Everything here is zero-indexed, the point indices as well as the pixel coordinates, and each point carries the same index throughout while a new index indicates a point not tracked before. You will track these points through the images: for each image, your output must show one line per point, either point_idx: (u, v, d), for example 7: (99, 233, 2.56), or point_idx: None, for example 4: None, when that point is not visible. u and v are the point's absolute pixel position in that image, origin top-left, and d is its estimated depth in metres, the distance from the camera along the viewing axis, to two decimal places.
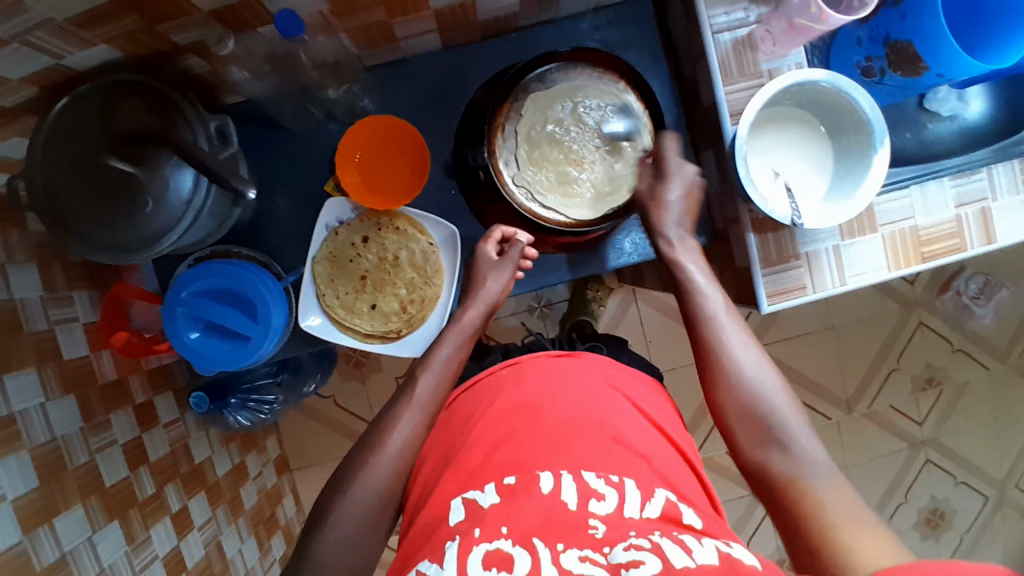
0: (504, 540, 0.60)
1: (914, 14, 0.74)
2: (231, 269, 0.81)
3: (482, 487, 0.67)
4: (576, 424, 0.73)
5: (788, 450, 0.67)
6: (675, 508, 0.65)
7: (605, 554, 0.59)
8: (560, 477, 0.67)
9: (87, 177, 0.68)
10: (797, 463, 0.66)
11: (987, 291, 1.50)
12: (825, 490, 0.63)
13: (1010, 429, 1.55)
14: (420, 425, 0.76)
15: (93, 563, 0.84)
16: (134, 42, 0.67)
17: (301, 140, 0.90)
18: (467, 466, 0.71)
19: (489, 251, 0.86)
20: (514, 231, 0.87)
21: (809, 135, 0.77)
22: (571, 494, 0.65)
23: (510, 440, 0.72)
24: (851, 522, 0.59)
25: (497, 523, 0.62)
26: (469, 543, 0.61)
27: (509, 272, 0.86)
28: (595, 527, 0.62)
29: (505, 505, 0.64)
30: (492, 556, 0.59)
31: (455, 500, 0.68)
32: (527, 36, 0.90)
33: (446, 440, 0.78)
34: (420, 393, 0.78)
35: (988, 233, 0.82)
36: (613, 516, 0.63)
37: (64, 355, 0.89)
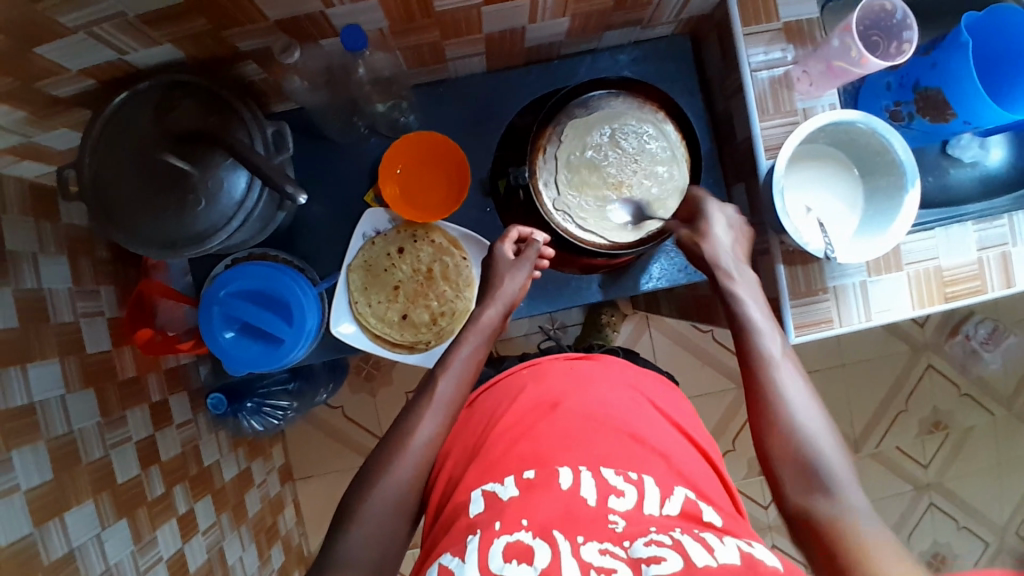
0: (525, 532, 0.60)
1: (942, 64, 0.78)
2: (264, 270, 0.82)
3: (502, 480, 0.68)
4: (597, 420, 0.75)
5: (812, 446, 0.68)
6: (695, 506, 0.67)
7: (625, 547, 0.59)
8: (579, 474, 0.67)
9: (142, 171, 0.70)
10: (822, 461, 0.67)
11: (995, 337, 1.52)
12: (876, 547, 0.58)
13: (1014, 476, 1.56)
14: (442, 426, 0.76)
15: (100, 560, 0.83)
16: (198, 45, 0.70)
17: (342, 150, 0.92)
18: (489, 457, 0.73)
19: (506, 250, 0.86)
20: (532, 231, 0.87)
21: (842, 173, 0.79)
22: (591, 490, 0.65)
23: (529, 434, 0.73)
24: (870, 521, 0.61)
25: (516, 516, 0.62)
26: (489, 536, 0.61)
27: (527, 272, 0.84)
28: (615, 522, 0.62)
29: (525, 499, 0.65)
30: (512, 548, 0.59)
31: (476, 492, 0.69)
32: (568, 65, 0.93)
33: (468, 437, 0.79)
34: (441, 393, 0.78)
35: (1008, 277, 0.85)
36: (633, 512, 0.64)
37: (87, 349, 0.90)
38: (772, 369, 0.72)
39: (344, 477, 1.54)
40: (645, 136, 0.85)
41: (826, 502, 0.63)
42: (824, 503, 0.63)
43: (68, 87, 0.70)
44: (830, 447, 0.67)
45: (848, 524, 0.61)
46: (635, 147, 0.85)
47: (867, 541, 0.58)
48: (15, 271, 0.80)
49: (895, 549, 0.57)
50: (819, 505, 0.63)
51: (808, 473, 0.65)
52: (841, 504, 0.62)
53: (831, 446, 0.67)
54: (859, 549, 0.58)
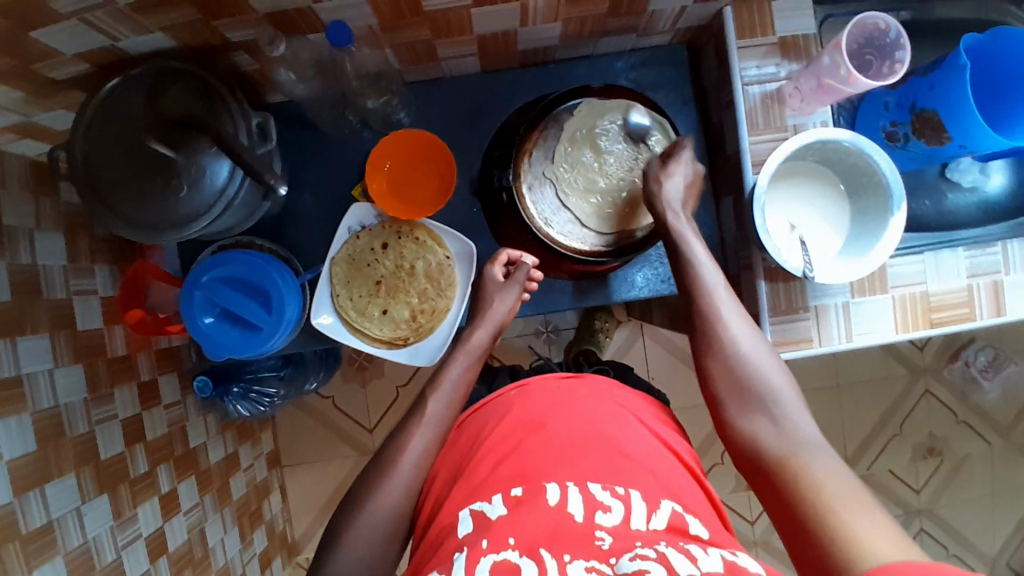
0: (512, 550, 0.61)
1: (941, 86, 0.76)
2: (248, 259, 0.83)
3: (490, 499, 0.68)
4: (583, 438, 0.74)
5: (780, 425, 0.69)
6: (681, 519, 0.67)
7: (612, 564, 0.60)
8: (566, 489, 0.67)
9: (129, 155, 0.72)
10: (790, 441, 0.68)
11: (995, 365, 1.49)
12: (817, 470, 0.64)
13: (1010, 509, 1.52)
14: (431, 443, 0.78)
15: (78, 533, 0.85)
16: (189, 34, 0.71)
17: (335, 144, 0.93)
18: (475, 478, 0.72)
19: (496, 273, 0.88)
20: (520, 253, 0.89)
21: (828, 191, 0.78)
22: (578, 507, 0.66)
23: (516, 452, 0.73)
24: (841, 492, 0.61)
25: (504, 534, 0.63)
26: (477, 554, 0.61)
27: (516, 294, 0.87)
28: (601, 539, 0.63)
29: (511, 516, 0.65)
30: (499, 566, 0.59)
31: (464, 511, 0.69)
32: (563, 69, 0.93)
33: (459, 454, 0.79)
34: (431, 414, 0.80)
35: (998, 306, 0.83)
36: (619, 527, 0.64)
37: (78, 326, 0.92)
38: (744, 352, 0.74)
39: (332, 467, 1.55)
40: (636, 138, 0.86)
41: (773, 430, 0.69)
42: (771, 433, 0.69)
43: (64, 71, 0.72)
44: (771, 372, 0.73)
45: (793, 449, 0.67)
46: (621, 152, 0.86)
47: (808, 464, 0.64)
48: (10, 246, 0.82)
49: (838, 472, 0.63)
50: (767, 438, 0.69)
51: (756, 403, 0.71)
52: (785, 430, 0.69)
53: (774, 373, 0.73)
54: (803, 475, 0.63)
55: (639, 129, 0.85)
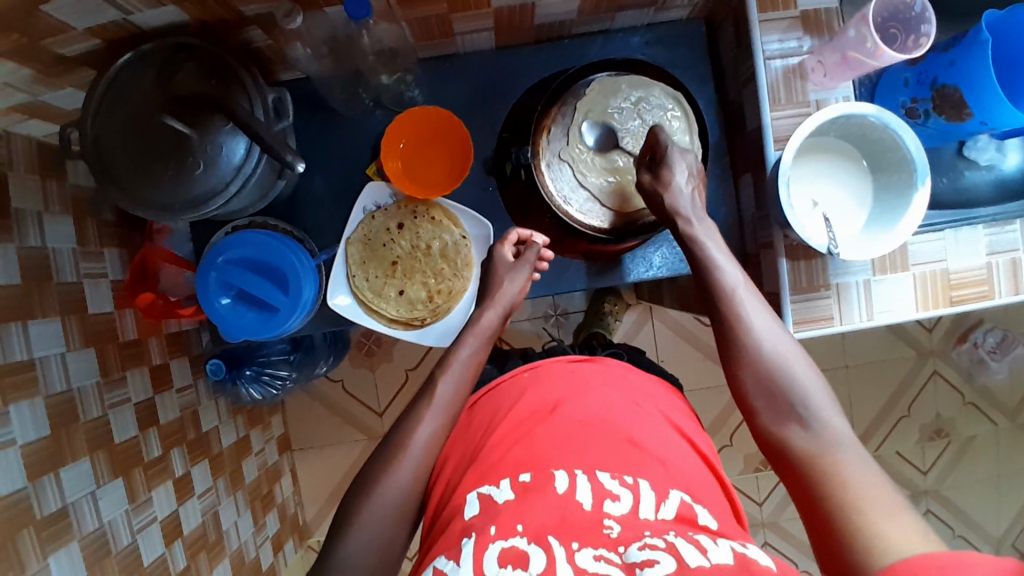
0: (519, 538, 0.61)
1: (962, 62, 0.76)
2: (263, 239, 0.82)
3: (497, 482, 0.69)
4: (592, 425, 0.74)
5: (809, 426, 0.68)
6: (690, 510, 0.67)
7: (620, 553, 0.60)
8: (575, 477, 0.68)
9: (142, 132, 0.71)
10: (821, 440, 0.67)
11: (1003, 347, 1.49)
12: (847, 467, 0.63)
13: (1014, 489, 1.54)
14: (441, 427, 0.78)
15: (93, 518, 0.85)
16: (201, 9, 0.70)
17: (347, 122, 0.92)
18: (485, 462, 0.72)
19: (506, 253, 0.87)
20: (531, 233, 0.88)
21: (851, 168, 0.78)
22: (586, 494, 0.66)
23: (526, 438, 0.73)
24: (872, 496, 0.60)
25: (512, 521, 0.63)
26: (485, 541, 0.62)
27: (526, 274, 0.86)
28: (610, 527, 0.63)
29: (519, 502, 0.65)
30: (507, 553, 0.60)
31: (472, 494, 0.69)
32: (578, 46, 0.91)
33: (469, 439, 0.79)
34: (440, 396, 0.79)
35: (1016, 284, 0.83)
36: (627, 516, 0.64)
37: (89, 310, 0.91)
38: (767, 355, 0.72)
39: (342, 451, 1.55)
40: (654, 112, 0.84)
41: (804, 433, 0.68)
42: (802, 436, 0.68)
43: (72, 47, 0.70)
44: (800, 372, 0.71)
45: (824, 451, 0.66)
46: (638, 129, 0.84)
47: (838, 464, 0.64)
48: (19, 229, 0.81)
49: (869, 471, 0.63)
50: (798, 441, 0.68)
51: (784, 411, 0.70)
52: (814, 431, 0.68)
53: (803, 374, 0.71)
54: (832, 475, 0.63)
55: (655, 106, 0.83)
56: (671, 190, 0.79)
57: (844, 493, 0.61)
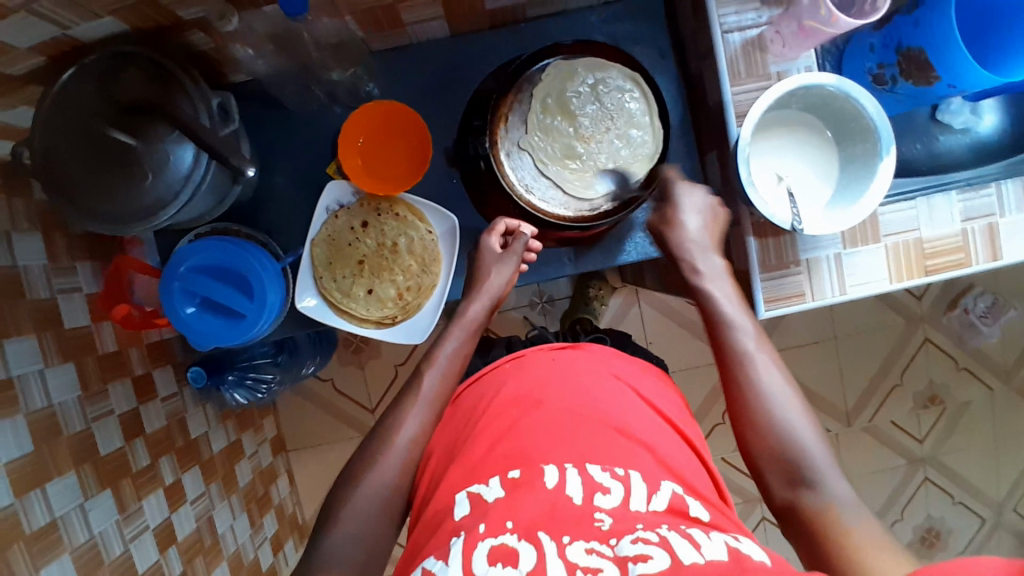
0: (509, 535, 0.60)
1: (925, 22, 0.73)
2: (227, 246, 0.81)
3: (487, 481, 0.67)
4: (581, 415, 0.73)
5: (817, 488, 0.66)
6: (682, 501, 0.65)
7: (612, 546, 0.58)
8: (564, 471, 0.67)
9: (87, 145, 0.69)
10: (829, 501, 0.65)
11: (995, 310, 1.47)
12: (855, 528, 0.62)
13: (1012, 453, 1.53)
14: (426, 422, 0.77)
15: (83, 530, 0.85)
16: (140, 15, 0.68)
17: (306, 121, 0.91)
18: (471, 458, 0.71)
19: (493, 243, 0.86)
20: (518, 223, 0.87)
21: (816, 141, 0.76)
22: (576, 488, 0.65)
23: (512, 432, 0.72)
24: (878, 552, 0.58)
25: (502, 518, 0.62)
26: (473, 539, 0.60)
27: (513, 265, 0.85)
28: (601, 520, 0.61)
29: (509, 499, 0.64)
30: (497, 551, 0.58)
31: (461, 494, 0.68)
32: (536, 28, 0.89)
33: (454, 435, 0.78)
34: (425, 390, 0.79)
35: (994, 249, 0.81)
36: (619, 509, 0.63)
37: (64, 325, 0.90)
38: (776, 414, 0.71)
39: (337, 449, 1.55)
40: (610, 92, 0.82)
41: (811, 491, 0.66)
42: (811, 494, 0.66)
43: (18, 66, 0.69)
44: (809, 437, 0.70)
45: (831, 511, 0.64)
46: (597, 113, 0.82)
47: (846, 526, 0.62)
48: None
49: (878, 533, 0.61)
50: (807, 498, 0.66)
51: (789, 469, 0.68)
52: (822, 493, 0.66)
53: (809, 433, 0.70)
54: (841, 535, 0.62)
55: (613, 87, 0.82)
56: (676, 228, 0.82)
57: (853, 553, 0.59)
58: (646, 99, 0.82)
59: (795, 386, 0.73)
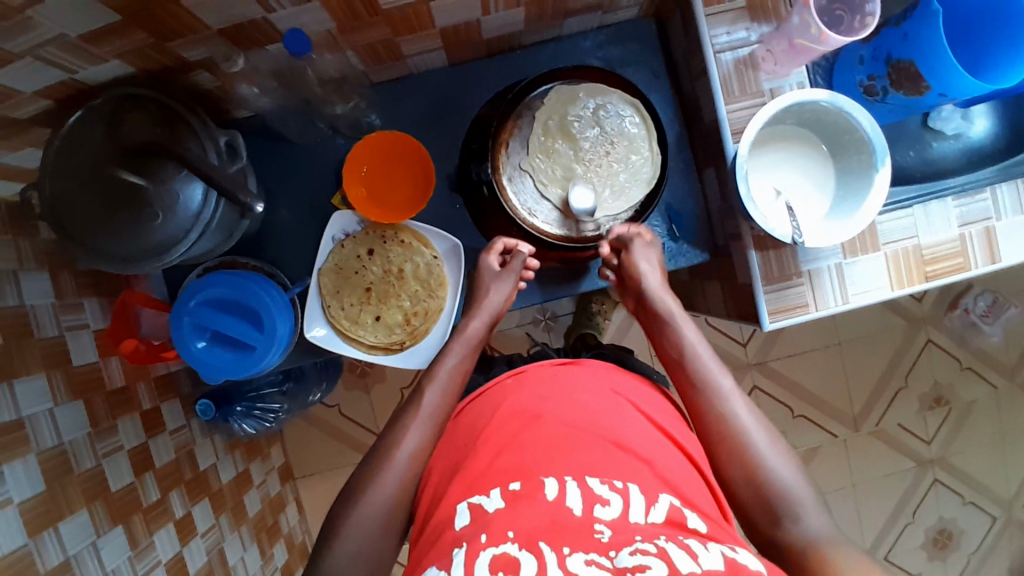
0: (510, 544, 0.59)
1: (913, 35, 0.75)
2: (233, 278, 0.82)
3: (487, 492, 0.67)
4: (581, 429, 0.72)
5: (799, 521, 0.67)
6: (679, 514, 0.65)
7: (611, 558, 0.58)
8: (564, 483, 0.66)
9: (94, 186, 0.70)
10: (808, 534, 0.66)
11: (995, 308, 1.49)
12: (838, 556, 0.62)
13: (1019, 450, 1.53)
14: (427, 436, 0.77)
15: (97, 566, 0.85)
16: (145, 58, 0.70)
17: (309, 154, 0.92)
18: (472, 472, 0.71)
19: (492, 261, 0.87)
20: (516, 242, 0.88)
21: (812, 154, 0.77)
22: (576, 500, 0.64)
23: (512, 445, 0.72)
24: (863, 573, 0.59)
25: (503, 528, 0.61)
26: (476, 549, 0.60)
27: (512, 283, 0.86)
28: (601, 532, 0.61)
29: (510, 510, 0.64)
30: (498, 561, 0.58)
31: (462, 504, 0.68)
32: (532, 54, 0.91)
33: (454, 450, 0.77)
34: (426, 403, 0.79)
35: (991, 252, 0.82)
36: (618, 520, 0.63)
37: (73, 363, 0.90)
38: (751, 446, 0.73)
39: (345, 474, 1.55)
40: (611, 117, 0.84)
41: (794, 526, 0.67)
42: (792, 528, 0.67)
43: (24, 109, 0.70)
44: (785, 471, 0.71)
45: (812, 539, 0.65)
46: (598, 137, 0.84)
47: (832, 553, 0.63)
48: None
49: (863, 557, 0.62)
50: (789, 530, 0.67)
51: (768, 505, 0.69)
52: (803, 526, 0.67)
53: (786, 468, 0.72)
54: (829, 562, 0.62)
55: (613, 113, 0.84)
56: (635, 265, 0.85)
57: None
58: (645, 124, 0.85)
59: (776, 430, 0.75)
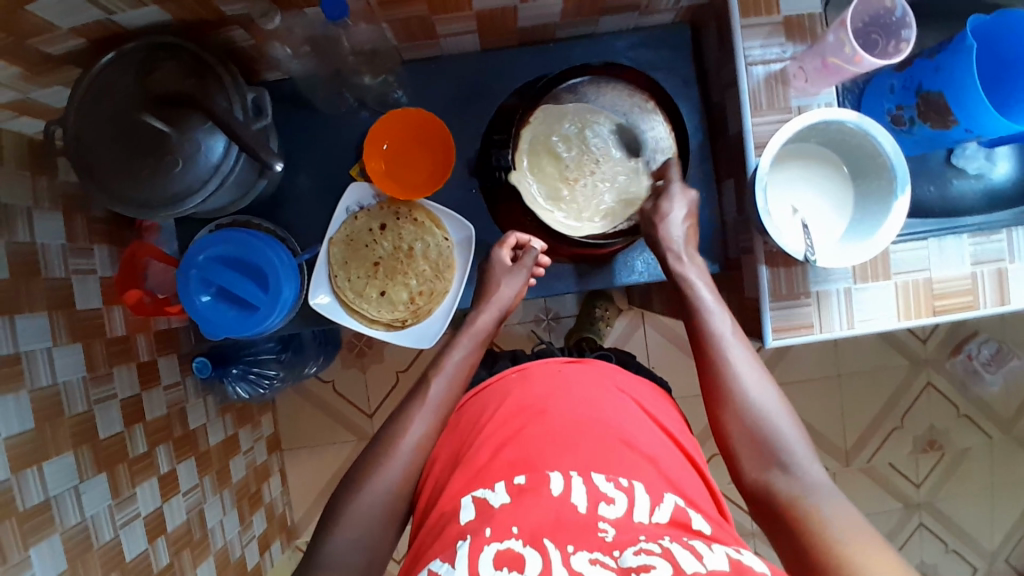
0: (515, 540, 0.60)
1: (946, 68, 0.75)
2: (243, 237, 0.82)
3: (492, 486, 0.67)
4: (585, 427, 0.72)
5: (788, 470, 0.67)
6: (684, 514, 0.65)
7: (615, 557, 0.58)
8: (570, 479, 0.66)
9: (121, 130, 0.71)
10: (800, 484, 0.66)
11: (998, 357, 1.48)
12: (828, 512, 0.63)
13: (1009, 504, 1.52)
14: (432, 427, 0.77)
15: (76, 511, 0.85)
16: (184, 8, 0.70)
17: (333, 123, 0.93)
18: (475, 464, 0.71)
19: (503, 256, 0.87)
20: (528, 238, 0.88)
21: (832, 175, 0.78)
22: (581, 497, 0.64)
23: (516, 439, 0.72)
24: (847, 532, 0.60)
25: (508, 523, 0.61)
26: (479, 543, 0.60)
27: (523, 278, 0.86)
28: (605, 531, 0.62)
29: (515, 505, 0.64)
30: (503, 556, 0.58)
31: (466, 498, 0.67)
32: (564, 50, 0.92)
33: (457, 441, 0.78)
34: (432, 396, 0.78)
35: (1002, 294, 0.82)
36: (623, 520, 0.63)
37: (77, 306, 0.91)
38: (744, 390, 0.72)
39: (332, 452, 1.55)
40: (604, 133, 0.85)
41: (784, 476, 0.67)
42: (782, 477, 0.67)
43: (58, 46, 0.70)
44: (779, 418, 0.71)
45: (801, 493, 0.65)
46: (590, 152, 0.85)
47: (817, 507, 0.63)
48: (7, 225, 0.80)
49: (851, 516, 0.62)
50: (779, 481, 0.67)
51: (757, 447, 0.69)
52: (795, 477, 0.67)
53: (782, 416, 0.71)
54: (813, 516, 0.62)
55: (603, 130, 0.85)
56: (665, 222, 0.82)
57: (826, 533, 0.60)
58: (671, 133, 0.86)
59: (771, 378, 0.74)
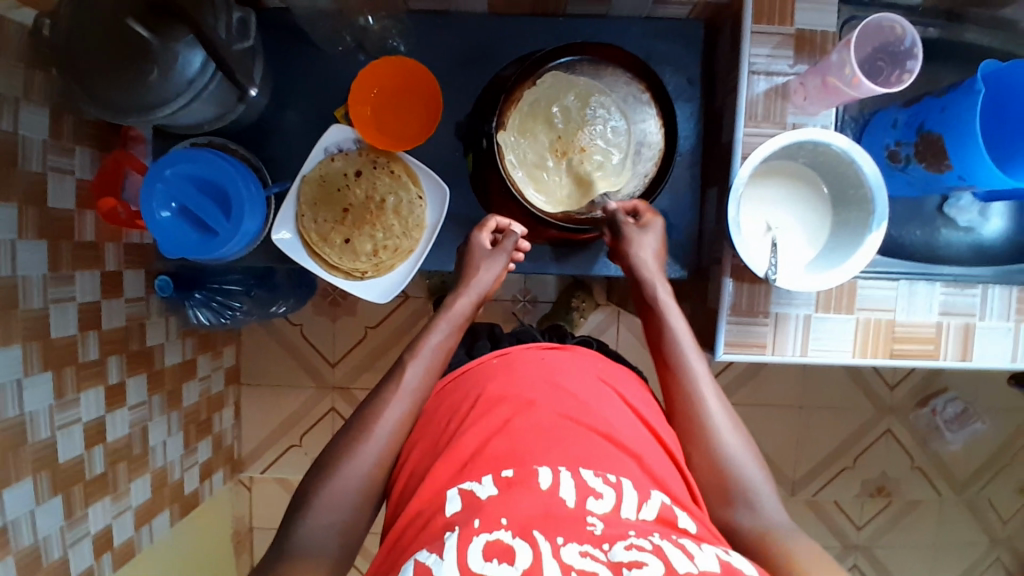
0: (504, 531, 0.53)
1: (952, 109, 0.72)
2: (212, 159, 0.81)
3: (478, 478, 0.60)
4: (571, 419, 0.66)
5: (753, 506, 0.66)
6: (670, 512, 0.60)
7: (605, 551, 0.53)
8: (558, 472, 0.60)
9: (106, 33, 0.70)
10: (763, 519, 0.65)
11: (963, 418, 1.47)
12: (793, 545, 0.61)
13: (944, 562, 1.52)
14: (408, 414, 0.72)
15: (15, 405, 0.84)
16: None
17: (329, 61, 0.91)
18: (460, 454, 0.64)
19: (484, 240, 0.85)
20: (510, 222, 0.86)
21: (811, 195, 0.76)
22: (570, 491, 0.58)
23: (503, 429, 0.64)
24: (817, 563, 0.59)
25: (497, 514, 0.55)
26: (468, 534, 0.53)
27: (502, 263, 0.85)
28: (594, 524, 0.55)
29: (503, 497, 0.57)
30: (492, 548, 0.52)
31: (451, 490, 0.61)
32: (574, 26, 0.90)
33: (437, 428, 0.71)
34: (408, 381, 0.74)
35: (964, 349, 0.80)
36: (610, 515, 0.57)
37: (49, 204, 0.89)
38: (706, 412, 0.72)
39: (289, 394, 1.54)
40: (603, 114, 0.83)
41: (747, 512, 0.66)
42: (746, 515, 0.66)
43: None
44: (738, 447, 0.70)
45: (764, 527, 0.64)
46: (582, 130, 0.82)
47: (784, 542, 0.62)
48: None
49: (817, 550, 0.61)
50: (743, 517, 0.66)
51: (720, 483, 0.68)
52: (761, 513, 0.66)
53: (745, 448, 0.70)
54: (778, 548, 0.61)
55: (602, 112, 0.83)
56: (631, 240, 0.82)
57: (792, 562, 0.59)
58: (662, 130, 0.84)
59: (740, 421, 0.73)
